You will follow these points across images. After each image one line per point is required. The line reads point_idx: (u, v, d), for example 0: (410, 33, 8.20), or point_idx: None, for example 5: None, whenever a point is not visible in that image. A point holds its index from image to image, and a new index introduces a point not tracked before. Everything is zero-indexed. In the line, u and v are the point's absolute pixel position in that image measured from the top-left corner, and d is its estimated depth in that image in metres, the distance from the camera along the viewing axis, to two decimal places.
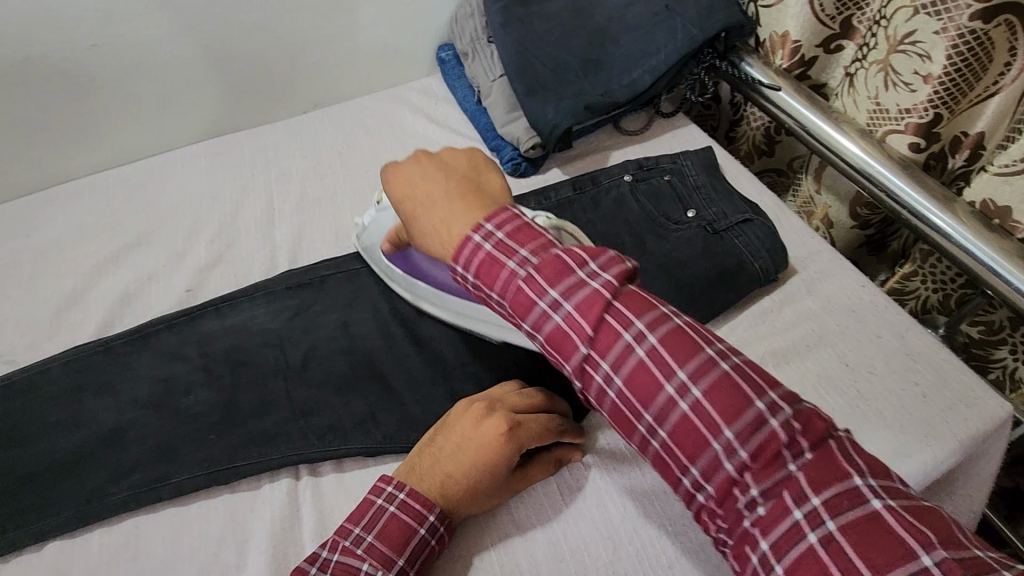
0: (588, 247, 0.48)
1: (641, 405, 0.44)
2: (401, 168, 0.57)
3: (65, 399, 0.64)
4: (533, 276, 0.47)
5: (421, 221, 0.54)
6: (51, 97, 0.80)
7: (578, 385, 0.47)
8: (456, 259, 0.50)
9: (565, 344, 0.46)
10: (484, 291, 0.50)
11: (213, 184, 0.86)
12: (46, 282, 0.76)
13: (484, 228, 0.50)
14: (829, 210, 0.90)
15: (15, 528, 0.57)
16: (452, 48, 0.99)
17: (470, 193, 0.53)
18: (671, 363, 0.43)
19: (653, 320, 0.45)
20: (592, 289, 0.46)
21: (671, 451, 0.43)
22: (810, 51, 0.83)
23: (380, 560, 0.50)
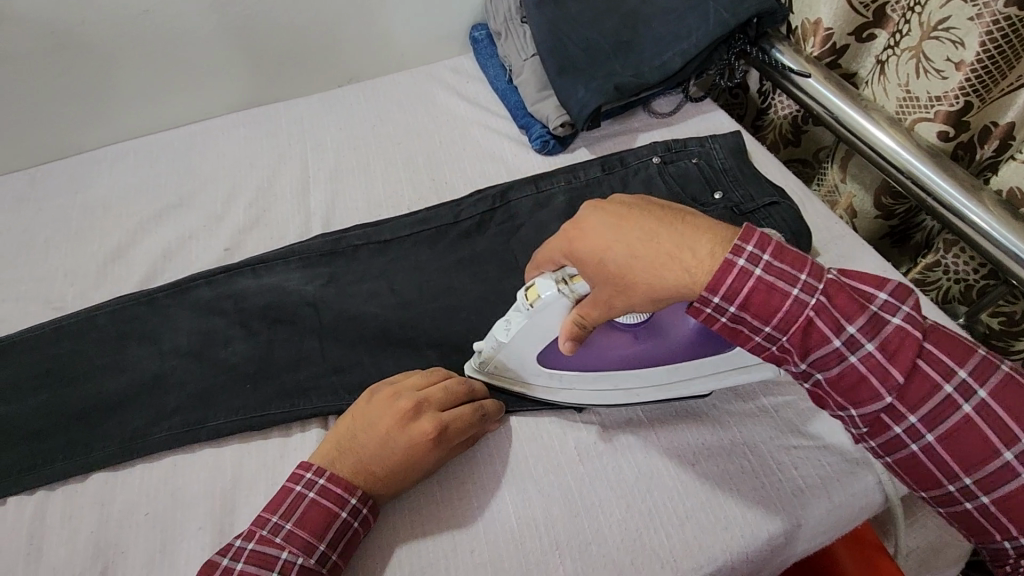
0: (870, 275, 0.48)
1: (962, 464, 0.46)
2: (586, 223, 0.49)
3: (109, 344, 0.68)
4: (826, 307, 0.46)
5: (649, 263, 0.46)
6: (105, 62, 0.84)
7: (864, 430, 0.49)
8: (714, 291, 0.47)
9: (863, 388, 0.47)
10: (755, 324, 0.48)
11: (252, 152, 0.89)
12: (92, 237, 0.79)
13: (747, 250, 0.46)
14: (854, 199, 0.91)
15: (64, 459, 0.61)
16: (486, 28, 1.00)
17: (679, 217, 0.48)
18: (998, 421, 0.45)
19: (974, 370, 0.45)
20: (896, 332, 0.46)
21: (993, 514, 0.45)
22: (842, 39, 0.84)
23: (300, 546, 0.51)
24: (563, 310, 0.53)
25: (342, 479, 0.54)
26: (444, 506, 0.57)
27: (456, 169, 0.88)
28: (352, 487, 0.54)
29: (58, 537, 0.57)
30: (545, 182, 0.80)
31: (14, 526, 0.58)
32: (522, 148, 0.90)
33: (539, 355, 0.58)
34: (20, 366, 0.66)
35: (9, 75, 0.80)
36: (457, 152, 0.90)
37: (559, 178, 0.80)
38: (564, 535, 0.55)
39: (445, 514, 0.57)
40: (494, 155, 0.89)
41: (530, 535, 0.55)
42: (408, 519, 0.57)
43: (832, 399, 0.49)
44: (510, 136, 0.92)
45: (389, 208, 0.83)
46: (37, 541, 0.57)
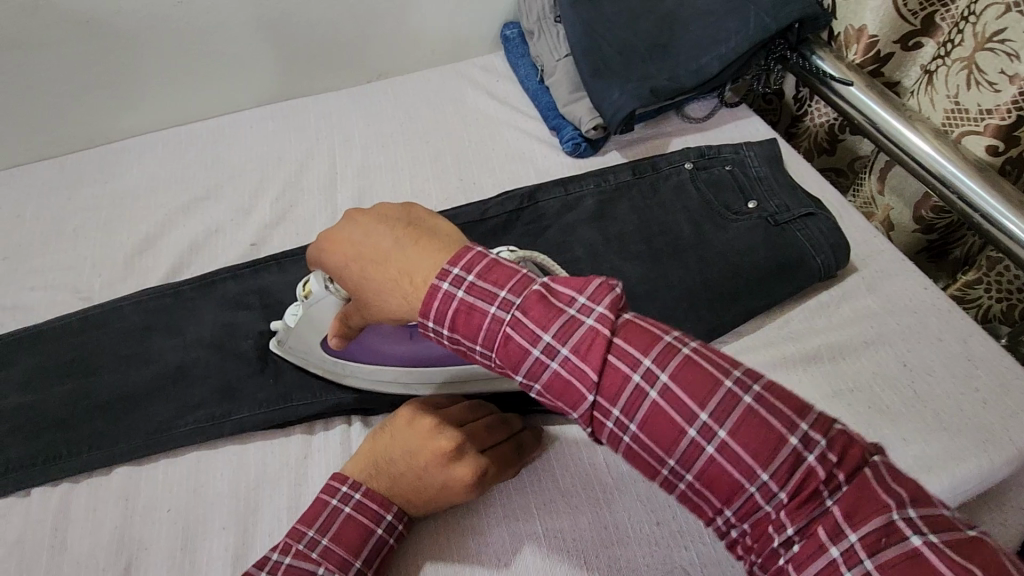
0: (572, 278, 0.44)
1: (661, 449, 0.40)
2: (337, 234, 0.50)
3: (135, 335, 0.67)
4: (522, 322, 0.43)
5: (377, 284, 0.48)
6: (138, 52, 0.84)
7: (590, 431, 0.43)
8: (426, 314, 0.45)
9: (570, 394, 0.42)
10: (465, 343, 0.45)
11: (280, 146, 0.88)
12: (121, 227, 0.79)
13: (453, 274, 0.44)
14: (891, 212, 0.89)
15: (89, 450, 0.61)
16: (517, 26, 0.99)
17: (423, 237, 0.48)
18: (685, 399, 0.40)
19: (660, 355, 0.41)
20: (589, 329, 0.42)
21: (701, 492, 0.40)
22: (887, 47, 0.81)
23: (336, 563, 0.50)
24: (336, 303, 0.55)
25: (376, 500, 0.53)
26: (475, 516, 0.57)
27: (484, 168, 0.87)
28: (386, 507, 0.53)
29: (82, 530, 0.57)
30: (575, 184, 0.79)
31: (38, 517, 0.58)
32: (552, 149, 0.89)
33: (319, 345, 0.60)
34: (47, 355, 0.66)
35: (42, 62, 0.80)
36: (485, 152, 0.88)
37: (590, 181, 0.79)
38: (592, 549, 0.54)
39: (473, 521, 0.56)
40: (523, 156, 0.88)
41: (559, 549, 0.55)
42: (438, 526, 0.56)
43: (557, 408, 0.44)
44: (540, 137, 0.90)
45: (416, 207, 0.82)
46: (61, 532, 0.57)
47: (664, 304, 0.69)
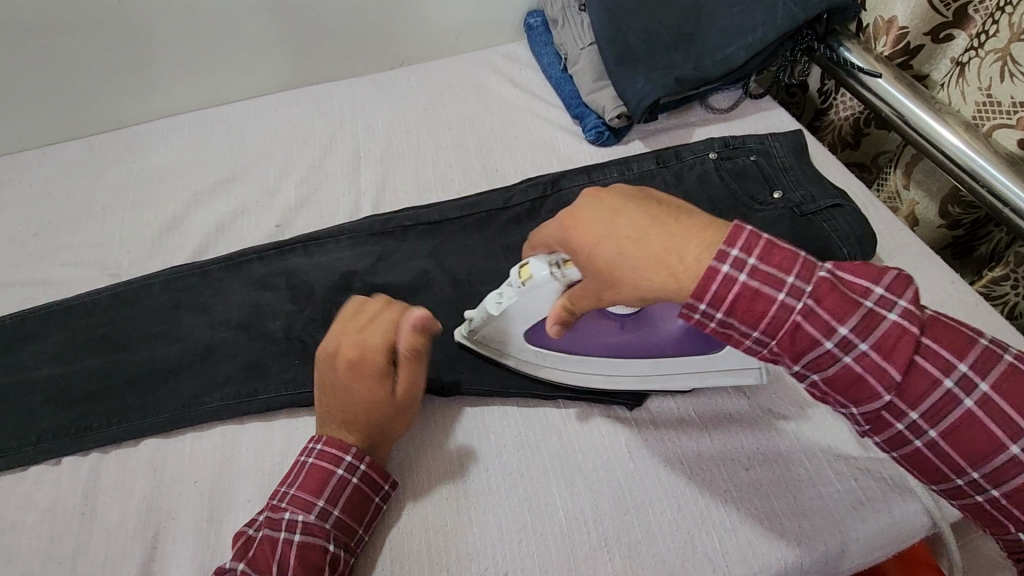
0: (866, 268, 0.43)
1: (967, 459, 0.42)
2: (578, 209, 0.46)
3: (163, 313, 0.68)
4: (815, 312, 0.42)
5: (635, 262, 0.43)
6: (166, 35, 0.85)
7: (870, 424, 0.45)
8: (700, 298, 0.43)
9: (861, 389, 0.43)
10: (739, 329, 0.44)
11: (305, 130, 0.89)
12: (149, 207, 0.80)
13: (732, 254, 0.42)
14: (916, 207, 0.88)
15: (118, 422, 0.62)
16: (541, 15, 0.99)
17: (677, 214, 0.44)
18: (1006, 413, 0.41)
19: (977, 363, 0.42)
20: (893, 326, 0.42)
21: (999, 504, 0.42)
22: (917, 39, 0.80)
23: (300, 505, 0.53)
24: (555, 292, 0.52)
25: (330, 445, 0.55)
26: (492, 494, 0.57)
27: (507, 155, 0.87)
28: (340, 450, 0.55)
29: (111, 500, 0.58)
30: (598, 172, 0.79)
31: (69, 486, 0.59)
32: (574, 138, 0.89)
33: (525, 334, 0.59)
34: (76, 330, 0.67)
35: (74, 42, 0.81)
36: (508, 139, 0.89)
37: (613, 169, 0.78)
38: (613, 532, 0.55)
39: (492, 501, 0.56)
40: (546, 144, 0.88)
41: (579, 530, 0.55)
42: (457, 504, 0.56)
43: (830, 399, 0.45)
44: (563, 125, 0.90)
45: (439, 192, 0.83)
46: (91, 501, 0.58)
47: None
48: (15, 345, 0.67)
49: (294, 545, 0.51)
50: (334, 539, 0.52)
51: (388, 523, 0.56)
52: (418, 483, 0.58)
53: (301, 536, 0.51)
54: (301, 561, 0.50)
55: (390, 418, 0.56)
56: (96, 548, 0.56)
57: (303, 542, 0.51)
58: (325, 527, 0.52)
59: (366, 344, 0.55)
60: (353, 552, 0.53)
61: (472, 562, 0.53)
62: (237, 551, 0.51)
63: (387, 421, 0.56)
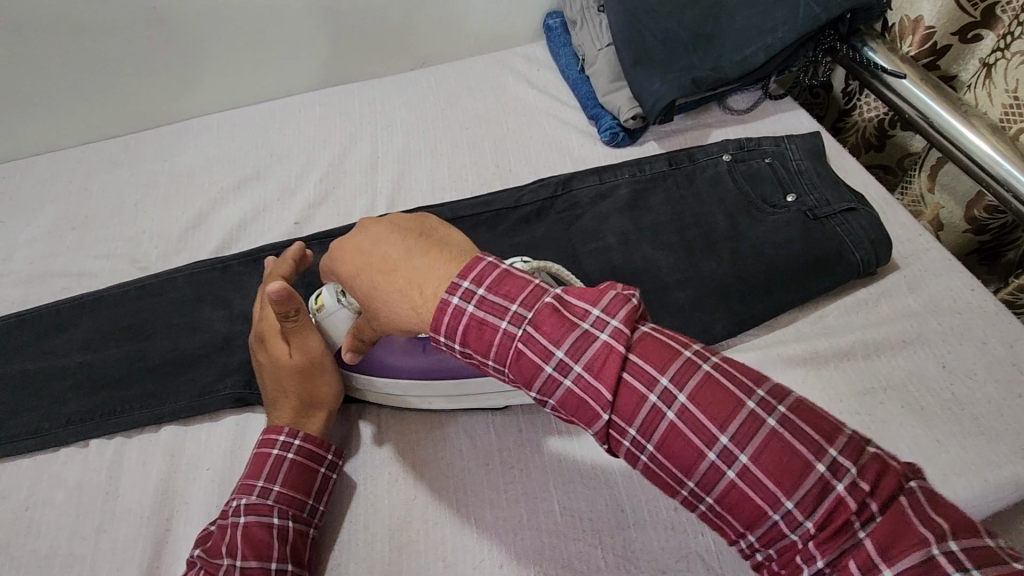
0: (586, 292, 0.45)
1: (680, 471, 0.41)
2: (347, 241, 0.52)
3: (186, 305, 0.71)
4: (533, 337, 0.44)
5: (389, 292, 0.48)
6: (199, 38, 0.88)
7: (606, 447, 0.44)
8: (438, 328, 0.46)
9: (584, 410, 0.43)
10: (481, 359, 0.46)
11: (326, 129, 0.92)
12: (177, 203, 0.84)
13: (463, 287, 0.46)
14: (941, 211, 0.86)
15: (141, 408, 0.65)
16: (560, 16, 0.99)
17: (433, 247, 0.49)
18: (705, 421, 0.40)
19: (676, 374, 0.42)
20: (603, 347, 0.43)
21: (722, 516, 0.40)
22: (944, 39, 0.78)
23: (244, 490, 0.55)
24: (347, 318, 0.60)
25: (266, 432, 0.58)
26: (493, 489, 0.58)
27: (520, 156, 0.88)
28: (273, 433, 0.57)
29: (133, 481, 0.61)
30: (609, 173, 0.79)
31: (95, 466, 0.63)
32: (589, 138, 0.89)
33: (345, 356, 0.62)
34: (106, 319, 0.71)
35: (110, 44, 0.85)
36: (523, 139, 0.89)
37: (624, 170, 0.78)
38: (608, 531, 0.55)
39: (491, 496, 0.58)
40: (561, 144, 0.89)
41: (575, 528, 0.55)
42: (457, 497, 0.58)
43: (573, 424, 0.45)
44: (578, 126, 0.91)
45: (452, 191, 0.84)
46: (115, 481, 0.62)
47: (693, 293, 0.68)
48: (50, 333, 0.71)
49: (239, 526, 0.53)
50: (280, 512, 0.54)
51: (387, 513, 0.57)
52: (420, 476, 0.59)
53: (245, 515, 0.53)
54: (248, 538, 0.52)
55: (304, 384, 0.60)
56: (117, 525, 0.59)
57: (248, 521, 0.53)
58: (268, 503, 0.54)
59: (261, 323, 0.62)
60: (309, 523, 0.55)
61: (466, 554, 0.55)
62: (197, 544, 0.54)
63: (302, 387, 0.60)
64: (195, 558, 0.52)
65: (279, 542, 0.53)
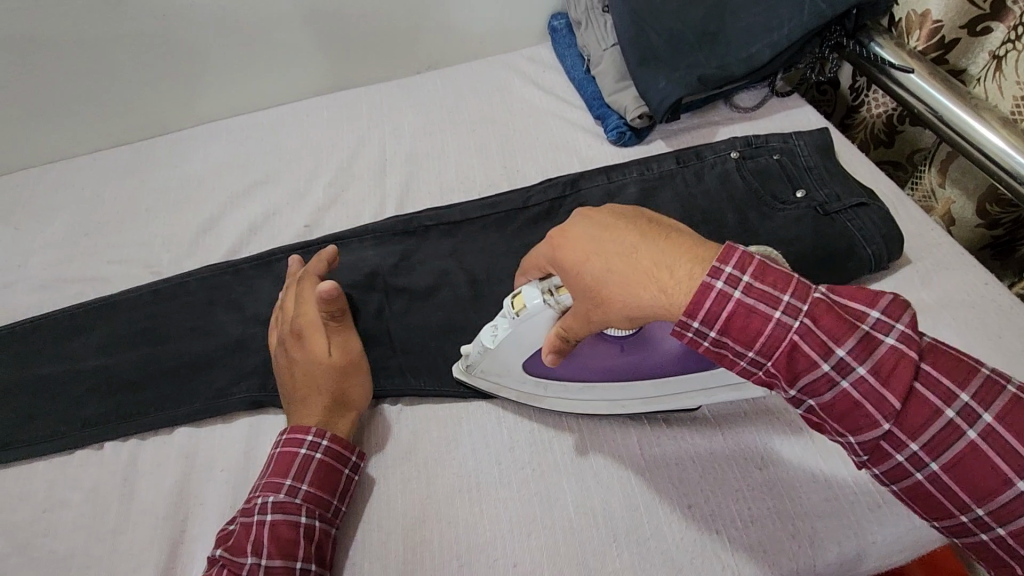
0: (862, 290, 0.41)
1: (967, 493, 0.39)
2: (569, 228, 0.45)
3: (199, 308, 0.72)
4: (813, 330, 0.40)
5: (625, 279, 0.42)
6: (208, 44, 0.89)
7: (868, 456, 0.42)
8: (693, 315, 0.41)
9: (859, 417, 0.41)
10: (734, 352, 0.43)
11: (334, 133, 0.92)
12: (188, 208, 0.85)
13: (727, 271, 0.40)
14: (952, 206, 0.86)
15: (156, 411, 0.66)
16: (565, 17, 1.00)
17: (667, 233, 0.43)
18: (1014, 446, 0.38)
19: (976, 394, 0.39)
20: (892, 352, 0.40)
21: (1004, 544, 0.39)
22: (951, 33, 0.78)
23: (270, 489, 0.55)
24: (550, 319, 0.50)
25: (293, 430, 0.58)
26: (506, 489, 0.58)
27: (528, 156, 0.88)
28: (301, 432, 0.58)
29: (149, 483, 0.62)
30: (618, 172, 0.79)
31: (111, 469, 0.63)
32: (596, 138, 0.90)
33: (522, 362, 0.57)
34: (119, 323, 0.71)
35: (120, 52, 0.86)
36: (531, 140, 0.90)
37: (632, 169, 0.78)
38: (623, 530, 0.55)
39: (504, 495, 0.57)
40: (568, 144, 0.89)
41: (589, 526, 0.55)
42: (471, 496, 0.58)
43: (829, 426, 0.43)
44: (585, 127, 0.91)
45: (460, 193, 0.85)
46: (131, 483, 0.62)
47: None
48: (64, 338, 0.71)
49: (266, 524, 0.53)
50: (307, 511, 0.54)
51: (401, 513, 0.57)
52: (433, 475, 0.59)
53: (273, 513, 0.54)
54: (275, 537, 0.53)
55: (339, 384, 0.61)
56: (134, 527, 0.59)
57: (276, 519, 0.53)
58: (296, 502, 0.55)
59: (298, 320, 0.63)
60: (333, 523, 0.56)
61: (481, 554, 0.54)
62: (218, 541, 0.55)
63: (338, 388, 0.60)
64: (218, 557, 0.52)
65: (305, 541, 0.53)
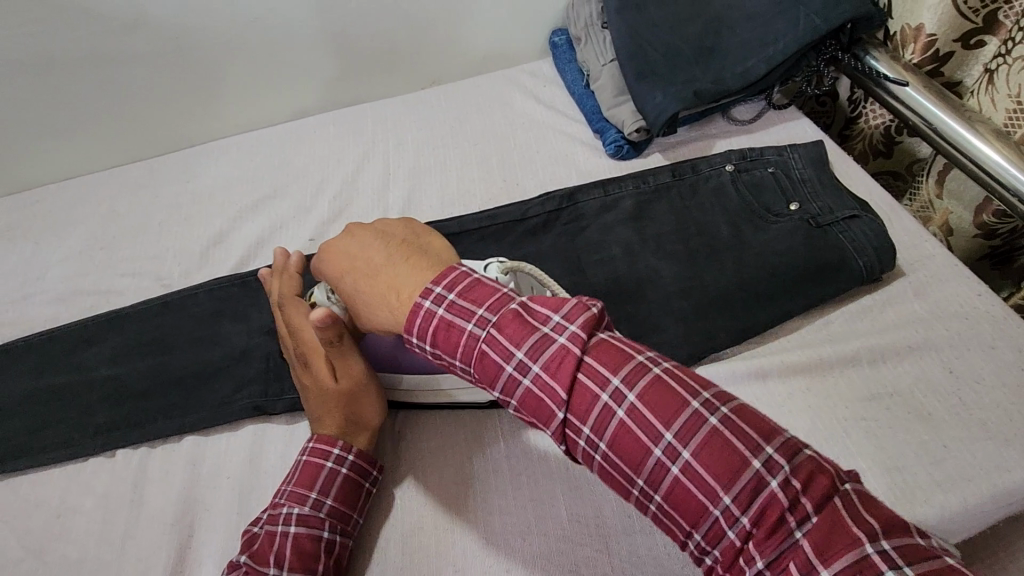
0: (549, 299, 0.46)
1: (629, 469, 0.41)
2: (336, 245, 0.59)
3: (207, 319, 0.74)
4: (495, 338, 0.45)
5: (366, 294, 0.54)
6: (220, 64, 0.92)
7: (563, 447, 0.45)
8: (410, 330, 0.49)
9: (542, 410, 0.44)
10: (448, 358, 0.48)
11: (339, 148, 0.95)
12: (198, 222, 0.88)
13: (435, 292, 0.48)
14: (950, 216, 0.86)
15: (165, 419, 0.68)
16: (565, 33, 1.02)
17: (413, 254, 0.54)
18: (652, 419, 0.41)
19: (628, 376, 0.42)
20: (561, 348, 0.44)
21: (669, 514, 0.41)
22: (946, 46, 0.79)
23: (296, 499, 0.56)
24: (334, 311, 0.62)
25: (318, 442, 0.59)
26: (502, 494, 0.59)
27: (528, 170, 0.90)
28: (326, 445, 0.59)
29: (158, 489, 0.64)
30: (614, 186, 0.80)
31: (123, 475, 0.65)
32: (595, 152, 0.91)
33: None
34: (131, 334, 0.74)
35: (136, 72, 0.90)
36: (530, 154, 0.92)
37: (629, 182, 0.80)
38: (615, 535, 0.56)
39: (502, 501, 0.59)
40: (567, 158, 0.91)
41: (582, 532, 0.56)
42: (469, 503, 0.59)
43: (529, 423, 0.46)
44: (583, 140, 0.93)
45: (461, 206, 0.87)
46: (141, 489, 0.64)
47: (696, 302, 0.69)
48: (79, 348, 0.74)
49: (289, 536, 0.54)
50: (330, 526, 0.56)
51: (400, 519, 0.59)
52: (430, 481, 0.61)
53: (296, 526, 0.55)
54: (296, 550, 0.54)
55: (348, 403, 0.60)
56: (142, 531, 0.61)
57: (298, 533, 0.54)
58: (319, 517, 0.56)
59: (300, 344, 0.62)
60: (351, 535, 0.57)
61: (478, 559, 0.56)
62: (243, 546, 0.56)
63: (348, 406, 0.60)
64: (242, 562, 0.54)
65: (325, 556, 0.54)
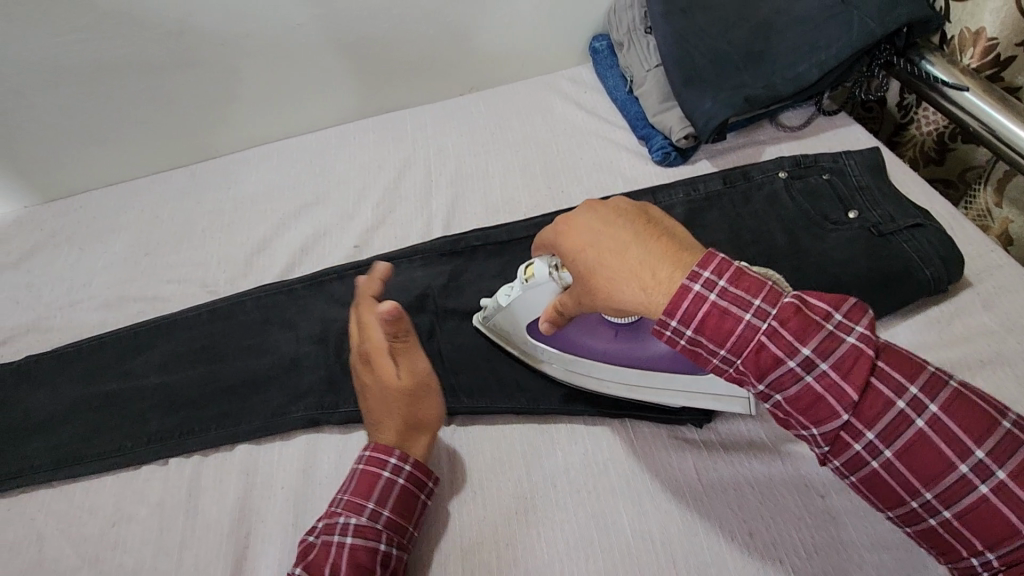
0: (827, 292, 0.43)
1: (919, 480, 0.40)
2: (574, 220, 0.49)
3: (255, 327, 0.74)
4: (777, 331, 0.42)
5: (614, 274, 0.45)
6: (263, 71, 0.92)
7: (831, 450, 0.43)
8: (671, 314, 0.44)
9: (819, 410, 0.42)
10: (709, 349, 0.45)
11: (381, 155, 0.94)
12: (242, 229, 0.87)
13: (704, 275, 0.43)
14: (1010, 225, 0.84)
15: (216, 428, 0.67)
16: (606, 38, 1.01)
17: (662, 234, 0.46)
18: (957, 434, 0.39)
19: (926, 386, 0.40)
20: (852, 349, 0.41)
21: (956, 530, 0.40)
22: (1008, 50, 0.77)
23: (353, 509, 0.55)
24: (552, 292, 0.55)
25: (374, 451, 0.58)
26: (561, 509, 0.58)
27: (573, 178, 0.89)
28: (383, 454, 0.57)
29: (210, 498, 0.64)
30: (663, 194, 0.79)
31: (175, 484, 0.65)
32: (640, 158, 0.90)
33: (524, 325, 0.62)
34: (179, 342, 0.74)
35: (182, 79, 0.90)
36: (574, 160, 0.91)
37: (679, 190, 0.78)
38: (681, 556, 0.54)
39: (559, 518, 0.57)
40: (613, 164, 0.90)
41: (646, 551, 0.55)
42: (525, 518, 0.58)
43: (790, 422, 0.44)
44: (628, 147, 0.91)
45: (507, 214, 0.86)
46: (193, 499, 0.64)
47: None
48: (127, 355, 0.74)
49: (345, 546, 0.53)
50: (386, 538, 0.54)
51: (458, 534, 0.58)
52: (488, 495, 0.60)
53: (353, 536, 0.53)
54: (353, 561, 0.52)
55: (410, 407, 0.59)
56: (197, 542, 0.61)
57: (356, 544, 0.53)
58: (376, 528, 0.54)
59: (364, 344, 0.61)
60: (406, 549, 0.56)
61: None
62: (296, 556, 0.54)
63: (410, 411, 0.59)
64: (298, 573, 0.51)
65: (381, 569, 0.53)
